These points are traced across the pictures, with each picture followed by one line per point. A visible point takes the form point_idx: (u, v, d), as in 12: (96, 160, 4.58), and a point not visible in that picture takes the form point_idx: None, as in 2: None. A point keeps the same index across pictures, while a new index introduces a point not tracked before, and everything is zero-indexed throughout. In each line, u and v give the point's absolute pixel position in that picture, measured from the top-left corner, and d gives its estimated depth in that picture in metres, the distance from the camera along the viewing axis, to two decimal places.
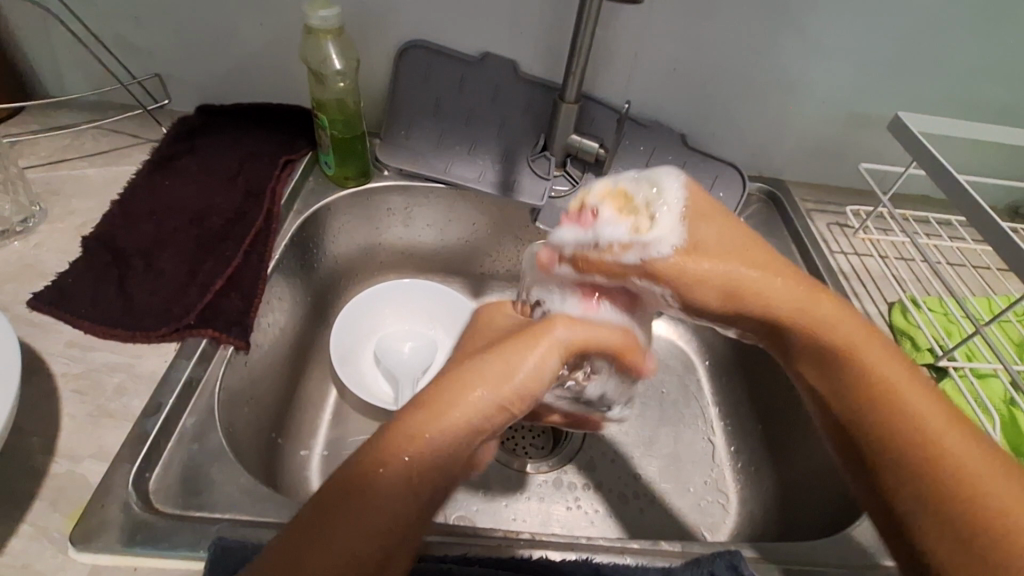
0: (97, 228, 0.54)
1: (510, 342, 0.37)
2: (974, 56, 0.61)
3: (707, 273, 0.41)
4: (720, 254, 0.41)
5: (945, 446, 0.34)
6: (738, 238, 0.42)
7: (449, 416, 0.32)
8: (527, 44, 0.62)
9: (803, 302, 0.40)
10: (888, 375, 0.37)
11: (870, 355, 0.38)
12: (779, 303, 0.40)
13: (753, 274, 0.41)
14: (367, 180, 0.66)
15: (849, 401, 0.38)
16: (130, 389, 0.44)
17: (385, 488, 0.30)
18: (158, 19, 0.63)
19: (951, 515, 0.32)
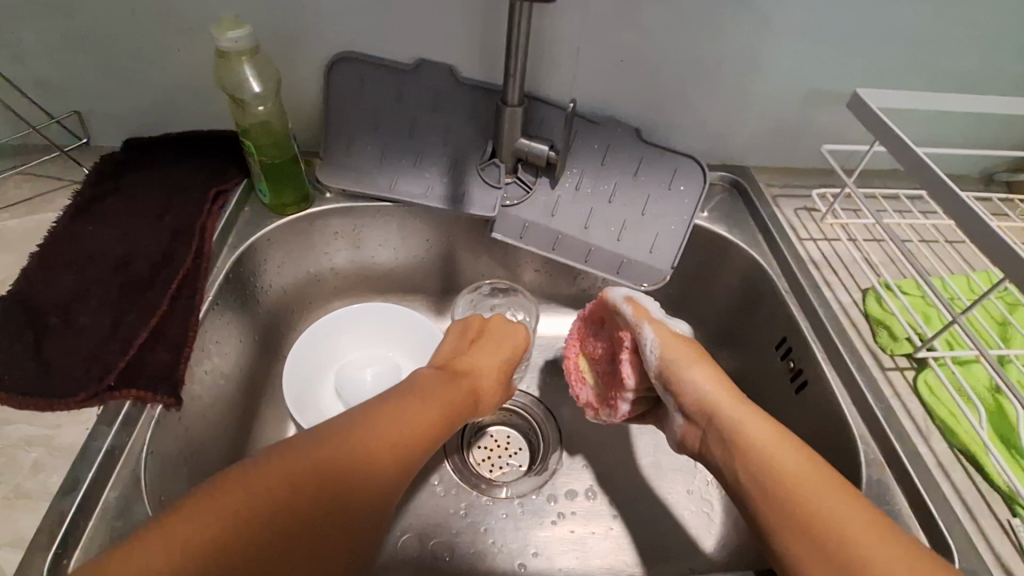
0: (13, 286, 0.50)
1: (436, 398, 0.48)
2: (934, 22, 0.58)
3: (691, 388, 0.46)
4: (697, 382, 0.46)
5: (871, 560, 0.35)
6: (705, 381, 0.46)
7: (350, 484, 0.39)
8: (462, 47, 0.59)
9: (753, 450, 0.41)
10: (813, 504, 0.38)
11: (800, 490, 0.38)
12: (747, 435, 0.42)
13: (724, 416, 0.44)
14: (308, 205, 0.62)
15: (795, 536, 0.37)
16: (46, 465, 0.40)
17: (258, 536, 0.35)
18: (63, 51, 0.58)
19: None
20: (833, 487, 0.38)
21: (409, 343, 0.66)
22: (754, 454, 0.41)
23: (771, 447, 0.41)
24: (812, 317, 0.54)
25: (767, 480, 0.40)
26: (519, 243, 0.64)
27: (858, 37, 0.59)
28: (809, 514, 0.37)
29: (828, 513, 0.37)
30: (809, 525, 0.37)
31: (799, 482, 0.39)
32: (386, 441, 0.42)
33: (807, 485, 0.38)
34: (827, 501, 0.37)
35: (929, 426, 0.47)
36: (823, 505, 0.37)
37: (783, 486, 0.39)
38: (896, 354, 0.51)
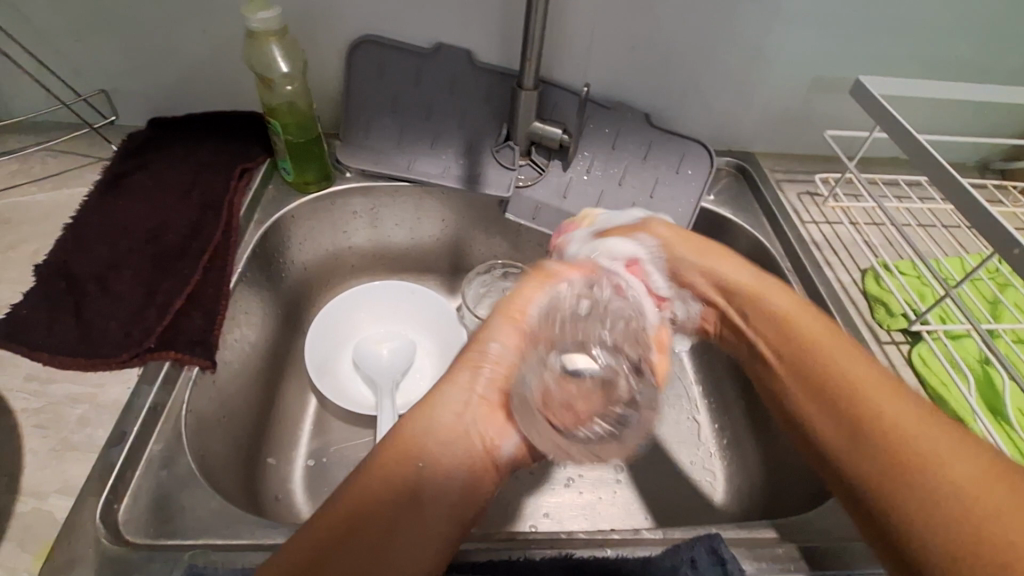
0: (51, 254, 0.53)
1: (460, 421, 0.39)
2: (934, 13, 0.60)
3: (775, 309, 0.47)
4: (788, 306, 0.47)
5: (914, 442, 0.35)
6: (788, 306, 0.47)
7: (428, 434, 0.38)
8: (480, 32, 0.61)
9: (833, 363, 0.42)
10: (882, 415, 0.38)
11: (875, 399, 0.39)
12: (833, 359, 0.42)
13: (818, 332, 0.44)
14: (329, 183, 0.64)
15: (844, 436, 0.39)
16: (93, 420, 0.43)
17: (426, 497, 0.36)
18: (94, 31, 0.60)
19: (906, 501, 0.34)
20: (899, 401, 0.38)
21: (424, 319, 0.68)
22: (831, 366, 0.42)
23: (842, 366, 0.41)
24: (813, 294, 0.57)
25: (840, 402, 0.40)
26: (531, 224, 0.66)
27: (861, 27, 0.61)
28: (875, 415, 0.38)
29: (900, 427, 0.37)
30: (876, 432, 0.37)
31: (855, 387, 0.40)
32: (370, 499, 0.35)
33: (873, 394, 0.39)
34: (896, 414, 0.37)
35: (922, 395, 0.50)
36: (894, 412, 0.37)
37: (851, 391, 0.40)
38: (892, 329, 0.54)
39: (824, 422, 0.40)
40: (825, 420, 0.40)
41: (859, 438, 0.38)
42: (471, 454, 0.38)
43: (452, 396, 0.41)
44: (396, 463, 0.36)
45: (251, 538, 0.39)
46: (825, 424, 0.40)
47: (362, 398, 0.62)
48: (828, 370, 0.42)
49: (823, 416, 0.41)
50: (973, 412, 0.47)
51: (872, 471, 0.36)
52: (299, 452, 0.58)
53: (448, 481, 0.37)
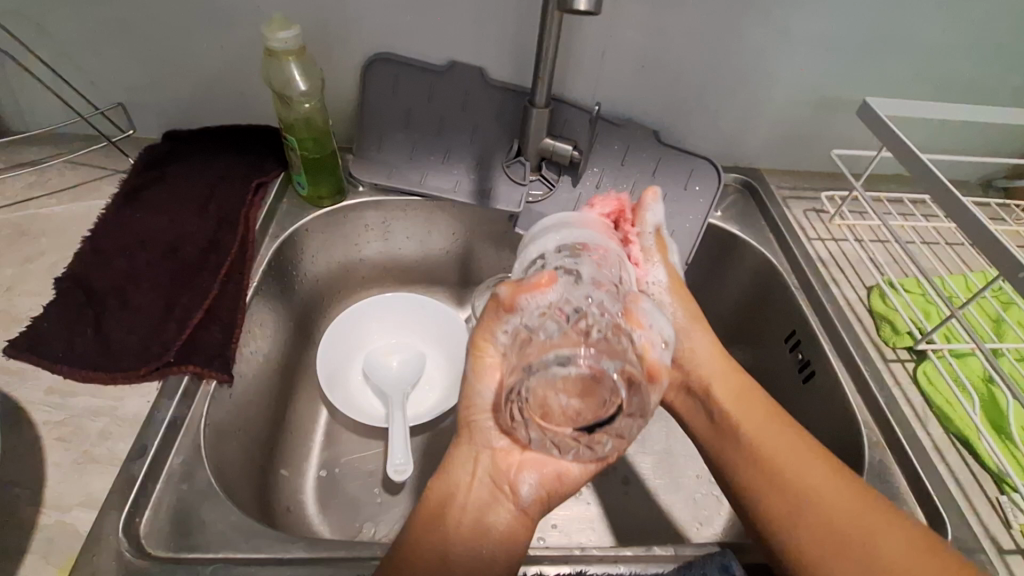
0: (70, 267, 0.54)
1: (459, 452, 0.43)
2: (939, 35, 0.62)
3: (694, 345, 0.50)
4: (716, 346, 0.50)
5: (826, 503, 0.40)
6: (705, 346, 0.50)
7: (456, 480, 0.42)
8: (493, 50, 0.62)
9: (739, 413, 0.46)
10: (791, 471, 0.42)
11: (783, 460, 0.43)
12: (733, 407, 0.47)
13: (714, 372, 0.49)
14: (342, 197, 0.65)
15: (756, 491, 0.43)
16: (114, 433, 0.44)
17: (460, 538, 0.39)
18: (114, 46, 0.61)
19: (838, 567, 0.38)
20: (804, 457, 0.43)
21: (433, 332, 0.69)
22: (740, 417, 0.46)
23: (758, 430, 0.45)
24: (820, 311, 0.58)
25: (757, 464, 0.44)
26: None
27: (867, 48, 0.62)
28: (784, 473, 0.42)
29: (819, 490, 0.41)
30: (791, 488, 0.42)
31: (772, 449, 0.44)
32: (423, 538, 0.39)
33: (781, 456, 0.43)
34: (812, 477, 0.42)
35: (927, 413, 0.51)
36: (800, 472, 0.42)
37: (767, 455, 0.44)
38: (897, 347, 0.55)
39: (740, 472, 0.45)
40: (744, 470, 0.44)
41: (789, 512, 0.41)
42: (491, 506, 0.41)
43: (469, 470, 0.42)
44: (426, 538, 0.39)
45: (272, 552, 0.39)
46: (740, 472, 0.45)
47: (373, 410, 0.63)
48: (759, 443, 0.44)
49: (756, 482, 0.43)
50: (977, 430, 0.48)
51: (803, 540, 0.40)
52: (311, 463, 0.59)
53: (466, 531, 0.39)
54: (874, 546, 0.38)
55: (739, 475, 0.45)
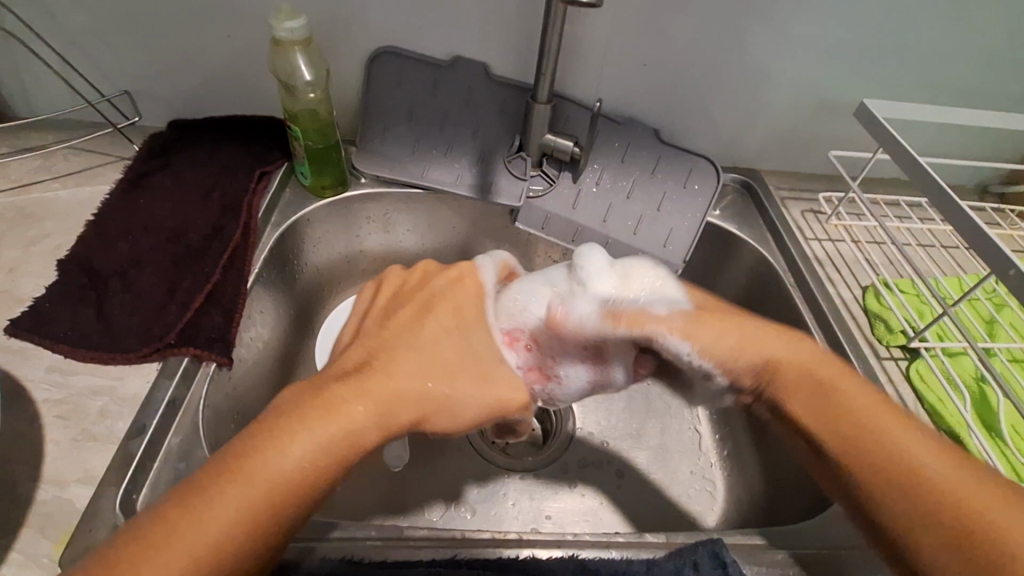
0: (74, 250, 0.54)
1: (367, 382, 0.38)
2: (938, 40, 0.62)
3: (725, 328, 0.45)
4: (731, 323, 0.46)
5: (926, 473, 0.36)
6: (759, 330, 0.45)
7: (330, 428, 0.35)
8: (497, 46, 0.62)
9: (827, 386, 0.42)
10: (900, 446, 0.38)
11: (887, 432, 0.39)
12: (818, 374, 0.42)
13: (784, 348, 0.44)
14: (344, 188, 0.66)
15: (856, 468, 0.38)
16: (113, 412, 0.44)
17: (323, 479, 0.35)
18: (122, 34, 0.62)
19: (939, 530, 0.34)
20: (896, 426, 0.39)
21: None
22: (827, 389, 0.42)
23: (871, 412, 0.40)
24: (815, 309, 0.59)
25: (866, 455, 0.38)
26: (540, 233, 0.68)
27: (866, 52, 0.63)
28: (885, 440, 0.38)
29: (930, 464, 0.37)
30: (879, 459, 0.38)
31: (863, 420, 0.40)
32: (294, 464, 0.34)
33: (875, 423, 0.39)
34: (908, 443, 0.38)
35: (919, 410, 0.51)
36: (903, 442, 0.38)
37: (858, 422, 0.40)
38: (891, 345, 0.55)
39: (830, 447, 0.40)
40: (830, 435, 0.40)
41: (899, 483, 0.37)
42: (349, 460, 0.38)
43: (390, 389, 0.38)
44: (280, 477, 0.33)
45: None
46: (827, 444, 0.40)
47: None
48: (852, 417, 0.40)
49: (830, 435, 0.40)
50: (968, 427, 0.48)
51: (900, 507, 0.36)
52: None
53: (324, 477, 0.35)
54: (988, 523, 0.34)
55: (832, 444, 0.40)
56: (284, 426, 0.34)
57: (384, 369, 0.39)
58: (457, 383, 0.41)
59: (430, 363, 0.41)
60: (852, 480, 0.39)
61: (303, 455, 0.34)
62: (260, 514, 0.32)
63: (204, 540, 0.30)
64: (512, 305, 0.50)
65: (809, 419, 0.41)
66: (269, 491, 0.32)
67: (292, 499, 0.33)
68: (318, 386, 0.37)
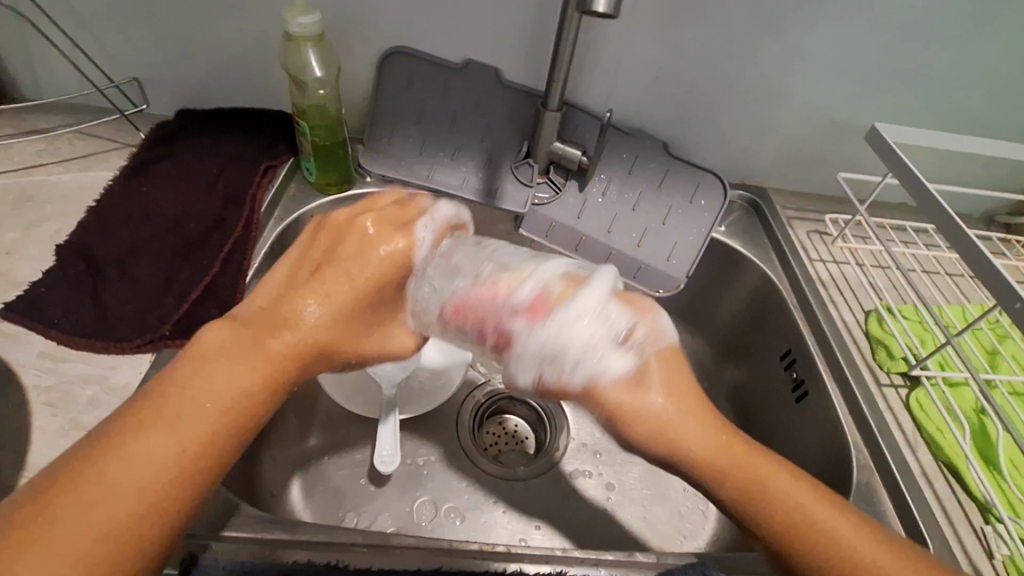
0: (73, 235, 0.54)
1: (248, 327, 0.36)
2: (951, 67, 0.62)
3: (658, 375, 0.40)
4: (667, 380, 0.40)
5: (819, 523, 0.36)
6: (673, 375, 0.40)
7: (196, 390, 0.32)
8: (510, 51, 0.62)
9: (731, 457, 0.38)
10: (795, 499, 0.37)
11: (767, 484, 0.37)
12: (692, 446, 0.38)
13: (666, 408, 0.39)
14: (349, 186, 0.65)
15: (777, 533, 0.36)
16: (103, 402, 0.44)
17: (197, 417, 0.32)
18: (135, 21, 0.61)
19: None
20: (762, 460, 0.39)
21: None
22: (733, 461, 0.38)
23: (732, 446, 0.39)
24: (817, 332, 0.58)
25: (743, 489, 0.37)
26: (544, 241, 0.67)
27: (879, 75, 0.63)
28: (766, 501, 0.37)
29: (792, 497, 0.37)
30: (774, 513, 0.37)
31: (760, 477, 0.37)
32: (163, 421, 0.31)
33: (754, 475, 0.38)
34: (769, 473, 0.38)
35: (917, 440, 0.51)
36: (787, 491, 0.37)
37: (750, 484, 0.37)
38: (891, 372, 0.55)
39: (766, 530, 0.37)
40: (780, 497, 0.37)
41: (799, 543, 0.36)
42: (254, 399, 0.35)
43: (278, 345, 0.36)
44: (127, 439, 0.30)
45: (249, 530, 0.39)
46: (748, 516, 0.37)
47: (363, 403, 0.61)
48: (742, 473, 0.38)
49: (768, 488, 0.37)
50: (966, 459, 0.48)
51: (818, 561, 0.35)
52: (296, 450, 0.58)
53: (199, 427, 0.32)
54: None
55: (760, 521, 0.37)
56: (195, 396, 0.32)
57: (313, 301, 0.38)
58: (354, 334, 0.40)
59: (344, 303, 0.38)
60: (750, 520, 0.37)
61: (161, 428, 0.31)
62: (138, 511, 0.29)
63: (92, 538, 0.27)
64: (431, 291, 0.43)
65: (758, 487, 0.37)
66: (150, 488, 0.29)
67: (199, 484, 0.31)
68: (227, 350, 0.34)
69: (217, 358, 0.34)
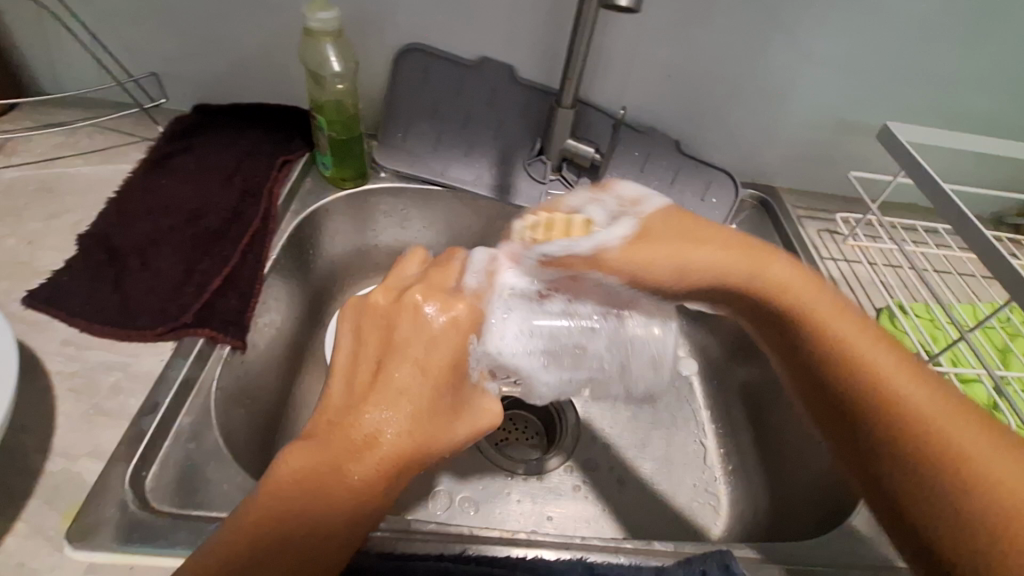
0: (94, 226, 0.54)
1: (336, 427, 0.33)
2: (962, 68, 0.63)
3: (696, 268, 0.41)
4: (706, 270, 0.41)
5: (968, 454, 0.33)
6: (795, 278, 0.40)
7: (319, 495, 0.31)
8: (526, 49, 0.63)
9: (926, 410, 0.35)
10: (931, 420, 0.35)
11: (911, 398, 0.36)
12: (875, 359, 0.37)
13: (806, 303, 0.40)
14: (364, 181, 0.66)
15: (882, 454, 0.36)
16: (126, 388, 0.44)
17: (318, 518, 0.31)
18: (156, 17, 0.62)
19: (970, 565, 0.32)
20: (866, 335, 0.39)
21: None
22: (890, 375, 0.37)
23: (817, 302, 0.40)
24: None
25: (899, 416, 0.35)
26: None
27: (889, 76, 0.63)
28: (929, 432, 0.34)
29: (927, 414, 0.35)
30: (898, 409, 0.36)
31: (885, 377, 0.37)
32: (295, 532, 0.30)
33: (933, 424, 0.35)
34: (889, 368, 0.37)
35: None
36: (965, 442, 0.34)
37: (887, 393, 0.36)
38: None
39: (891, 475, 0.35)
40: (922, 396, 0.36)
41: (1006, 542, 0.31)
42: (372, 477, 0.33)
43: (384, 451, 0.33)
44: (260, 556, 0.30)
45: None
46: (853, 380, 0.37)
47: None
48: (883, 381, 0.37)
49: (904, 384, 0.36)
50: None
51: (949, 516, 0.33)
52: None
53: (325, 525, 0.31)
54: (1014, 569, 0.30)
55: (817, 387, 0.40)
56: (294, 501, 0.31)
57: (383, 405, 0.34)
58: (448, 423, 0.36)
59: (422, 386, 0.35)
60: (882, 442, 0.36)
61: (306, 534, 0.31)
62: None
63: None
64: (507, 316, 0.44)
65: (884, 383, 0.36)
66: None
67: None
68: (329, 468, 0.32)
69: (327, 461, 0.32)
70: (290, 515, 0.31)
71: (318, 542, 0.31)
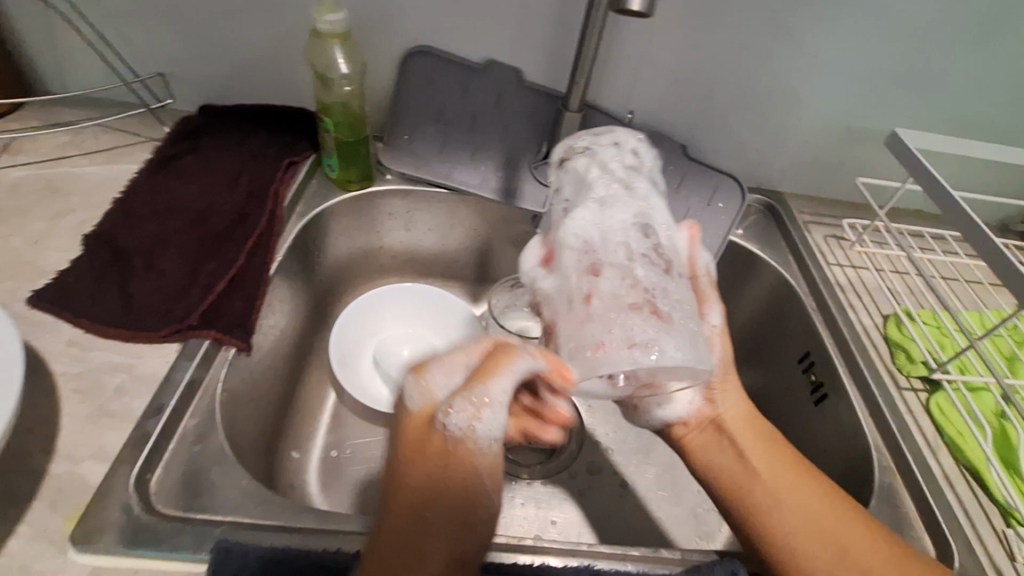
0: (100, 226, 0.54)
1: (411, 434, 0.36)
2: (971, 74, 0.63)
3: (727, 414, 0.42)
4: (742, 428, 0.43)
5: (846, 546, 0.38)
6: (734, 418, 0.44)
7: (411, 494, 0.35)
8: (533, 52, 0.63)
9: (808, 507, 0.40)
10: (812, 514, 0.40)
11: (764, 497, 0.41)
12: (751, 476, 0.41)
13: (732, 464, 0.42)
14: (370, 183, 0.66)
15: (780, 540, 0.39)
16: (131, 390, 0.44)
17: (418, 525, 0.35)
18: (163, 18, 0.62)
19: None
20: (802, 480, 0.41)
21: (443, 323, 0.68)
22: (777, 489, 0.41)
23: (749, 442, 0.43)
24: (836, 335, 0.58)
25: (751, 506, 0.41)
26: None
27: (897, 82, 0.63)
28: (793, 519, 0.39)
29: (830, 527, 0.39)
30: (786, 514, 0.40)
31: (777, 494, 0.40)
32: (400, 530, 0.34)
33: (802, 511, 0.40)
34: (795, 489, 0.40)
35: (938, 443, 0.51)
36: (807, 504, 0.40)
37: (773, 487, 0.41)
38: (911, 376, 0.55)
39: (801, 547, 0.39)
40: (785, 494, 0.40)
41: None
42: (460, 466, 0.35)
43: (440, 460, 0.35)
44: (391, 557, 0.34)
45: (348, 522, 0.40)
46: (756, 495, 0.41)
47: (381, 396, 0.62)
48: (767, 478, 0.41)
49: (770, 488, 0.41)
50: (986, 460, 0.48)
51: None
52: (312, 446, 0.58)
53: (435, 523, 0.35)
54: None
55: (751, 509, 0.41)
56: (397, 521, 0.35)
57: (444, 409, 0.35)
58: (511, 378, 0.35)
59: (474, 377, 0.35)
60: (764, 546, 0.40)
61: None
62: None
63: None
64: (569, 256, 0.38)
65: (758, 496, 0.41)
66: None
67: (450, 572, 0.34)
68: (409, 476, 0.35)
69: (405, 470, 0.35)
70: (401, 520, 0.35)
71: (433, 536, 0.35)
